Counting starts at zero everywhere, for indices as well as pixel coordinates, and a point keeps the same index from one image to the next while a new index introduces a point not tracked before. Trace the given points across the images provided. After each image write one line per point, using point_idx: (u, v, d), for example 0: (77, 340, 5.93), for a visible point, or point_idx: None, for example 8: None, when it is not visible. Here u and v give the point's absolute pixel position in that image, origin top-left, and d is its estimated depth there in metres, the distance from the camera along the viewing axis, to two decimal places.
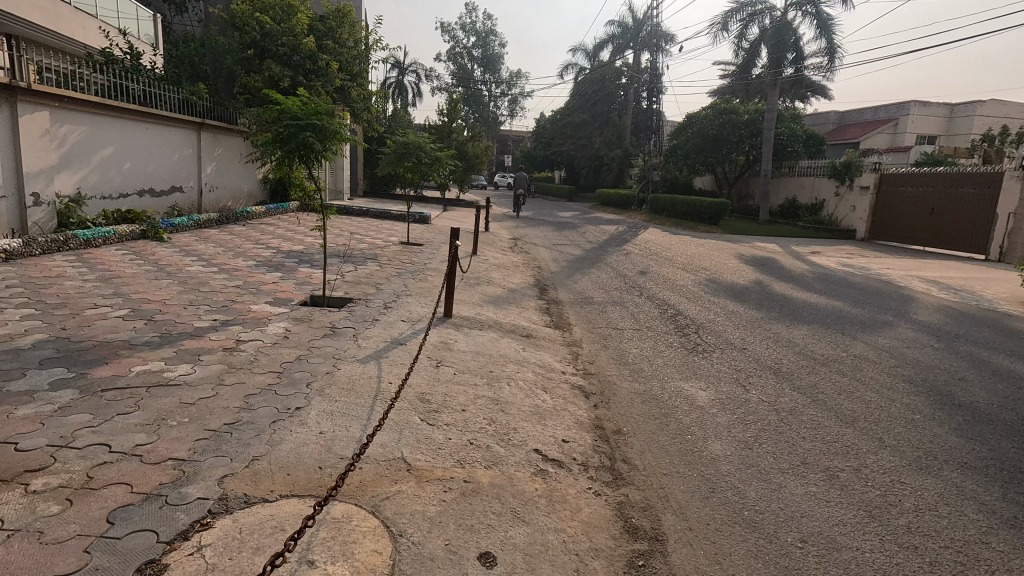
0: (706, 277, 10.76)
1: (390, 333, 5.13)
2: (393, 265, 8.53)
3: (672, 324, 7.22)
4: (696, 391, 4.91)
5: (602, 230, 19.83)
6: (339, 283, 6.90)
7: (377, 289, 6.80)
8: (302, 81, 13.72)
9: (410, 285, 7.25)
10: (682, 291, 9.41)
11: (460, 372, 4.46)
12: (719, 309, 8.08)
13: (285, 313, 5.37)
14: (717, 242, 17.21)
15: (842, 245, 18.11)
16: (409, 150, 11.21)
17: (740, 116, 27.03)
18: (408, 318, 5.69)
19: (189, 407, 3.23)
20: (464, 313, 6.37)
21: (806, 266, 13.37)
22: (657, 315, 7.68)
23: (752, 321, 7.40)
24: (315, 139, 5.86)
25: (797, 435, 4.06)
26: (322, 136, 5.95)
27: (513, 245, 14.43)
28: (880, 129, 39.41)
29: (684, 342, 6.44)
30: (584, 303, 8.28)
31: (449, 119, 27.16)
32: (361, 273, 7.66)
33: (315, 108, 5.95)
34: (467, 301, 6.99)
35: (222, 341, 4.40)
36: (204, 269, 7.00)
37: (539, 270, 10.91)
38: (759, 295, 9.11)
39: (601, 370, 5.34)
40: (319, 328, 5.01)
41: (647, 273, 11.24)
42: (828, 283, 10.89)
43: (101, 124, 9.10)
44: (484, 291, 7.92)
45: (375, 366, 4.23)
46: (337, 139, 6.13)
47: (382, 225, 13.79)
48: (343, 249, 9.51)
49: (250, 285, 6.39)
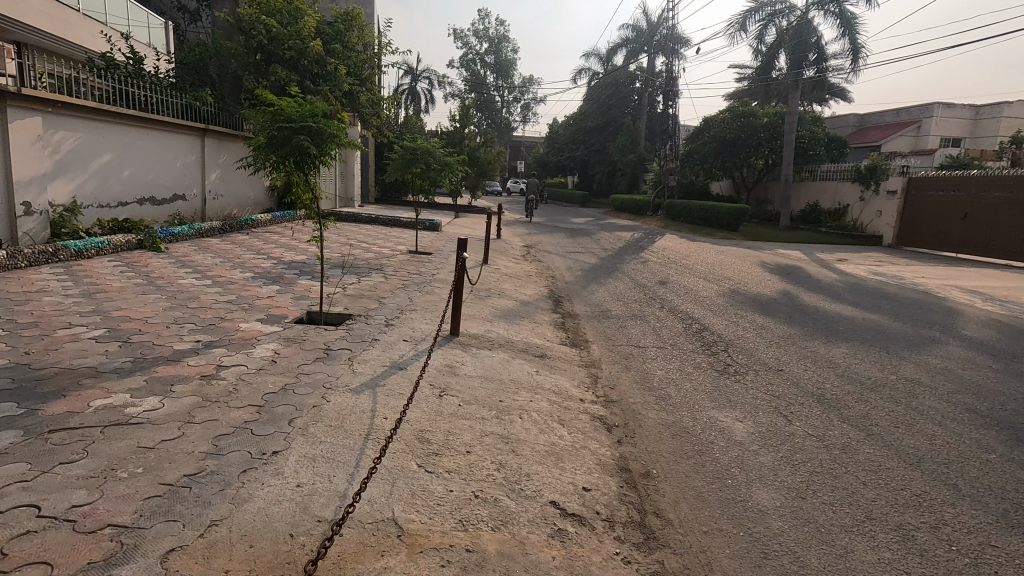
0: (730, 287, 10.19)
1: (390, 356, 4.65)
2: (398, 276, 8.07)
3: (697, 342, 6.65)
4: (733, 423, 4.34)
5: (618, 237, 19.28)
6: (340, 298, 6.45)
7: (380, 304, 6.35)
8: (310, 86, 13.44)
9: (415, 298, 6.78)
10: (705, 303, 8.84)
11: (466, 403, 3.96)
12: (747, 324, 7.51)
13: (276, 333, 4.91)
14: (737, 249, 16.59)
15: (869, 252, 17.35)
16: (417, 155, 10.79)
17: (759, 119, 26.36)
18: (411, 337, 5.21)
19: (143, 455, 2.75)
20: (473, 330, 5.88)
21: (834, 275, 12.70)
22: (680, 331, 7.13)
23: (785, 338, 6.80)
24: (312, 144, 5.43)
25: (856, 481, 3.49)
26: (319, 139, 5.50)
27: (525, 253, 13.96)
28: (902, 132, 38.43)
29: (713, 363, 5.88)
30: (601, 317, 7.75)
31: (461, 125, 26.85)
32: (364, 286, 7.21)
33: (311, 109, 5.51)
34: (477, 317, 6.50)
35: (200, 368, 3.94)
36: (197, 282, 6.59)
37: (553, 280, 10.41)
38: (789, 308, 8.52)
39: (624, 397, 4.80)
40: (312, 351, 4.54)
41: (667, 283, 10.68)
42: (860, 293, 10.25)
43: (99, 130, 8.80)
44: (494, 304, 7.43)
45: (369, 398, 3.73)
46: (336, 143, 5.70)
47: (391, 233, 13.39)
48: (348, 259, 9.09)
49: (243, 300, 5.96)
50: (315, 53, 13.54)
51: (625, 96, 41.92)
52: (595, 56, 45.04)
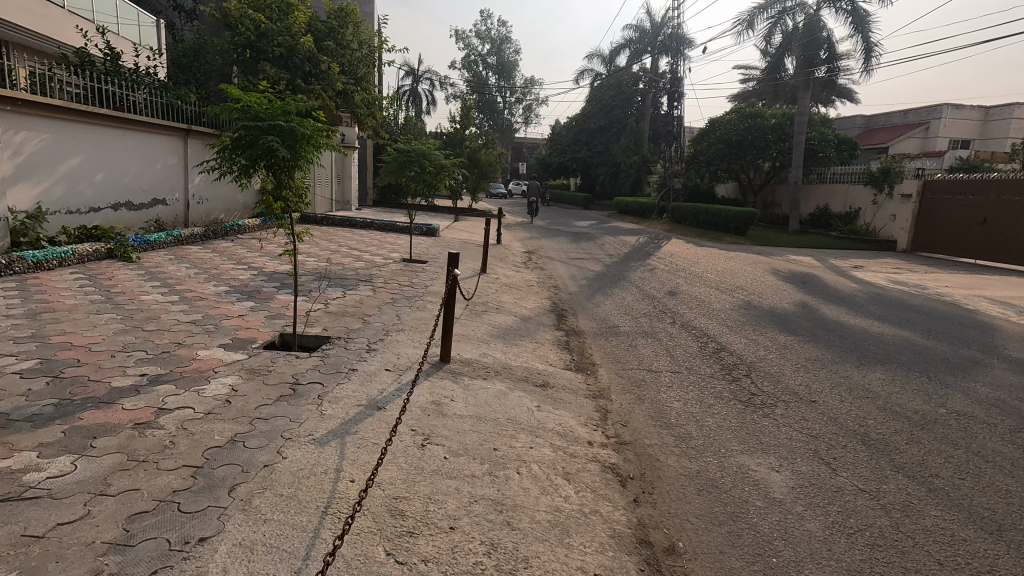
0: (744, 299, 9.54)
1: (367, 391, 4.01)
2: (388, 290, 7.45)
3: (716, 365, 5.99)
4: (768, 474, 3.68)
5: (622, 241, 18.67)
6: (320, 316, 5.82)
7: (364, 324, 5.73)
8: (301, 85, 12.88)
9: (404, 316, 6.15)
10: (719, 317, 8.21)
11: (453, 455, 3.31)
12: (768, 343, 6.86)
13: (238, 363, 4.29)
14: (747, 255, 15.95)
15: (884, 258, 16.69)
16: (411, 159, 10.15)
17: (766, 121, 25.70)
18: (393, 365, 4.58)
19: (23, 550, 2.11)
20: (466, 355, 5.25)
21: (853, 284, 12.03)
22: (695, 351, 6.48)
23: (812, 360, 6.16)
24: (282, 146, 4.77)
25: (930, 560, 2.83)
26: (292, 141, 4.84)
27: (527, 260, 13.33)
28: (909, 134, 37.77)
29: (736, 391, 5.22)
30: (608, 335, 7.11)
31: (462, 126, 26.24)
32: (349, 301, 6.58)
33: (282, 106, 4.82)
34: (472, 337, 5.88)
35: (135, 412, 3.30)
36: (162, 298, 5.97)
37: (555, 290, 9.78)
38: (810, 322, 7.88)
39: (638, 438, 4.15)
40: (276, 387, 3.91)
41: (676, 294, 10.04)
42: (884, 305, 9.59)
43: (68, 130, 8.22)
44: (492, 321, 6.80)
45: (335, 453, 3.09)
46: (312, 144, 5.03)
47: (386, 239, 12.81)
48: (336, 269, 8.48)
49: (209, 319, 5.34)
50: (307, 51, 12.99)
51: (628, 97, 41.32)
52: (598, 57, 44.50)
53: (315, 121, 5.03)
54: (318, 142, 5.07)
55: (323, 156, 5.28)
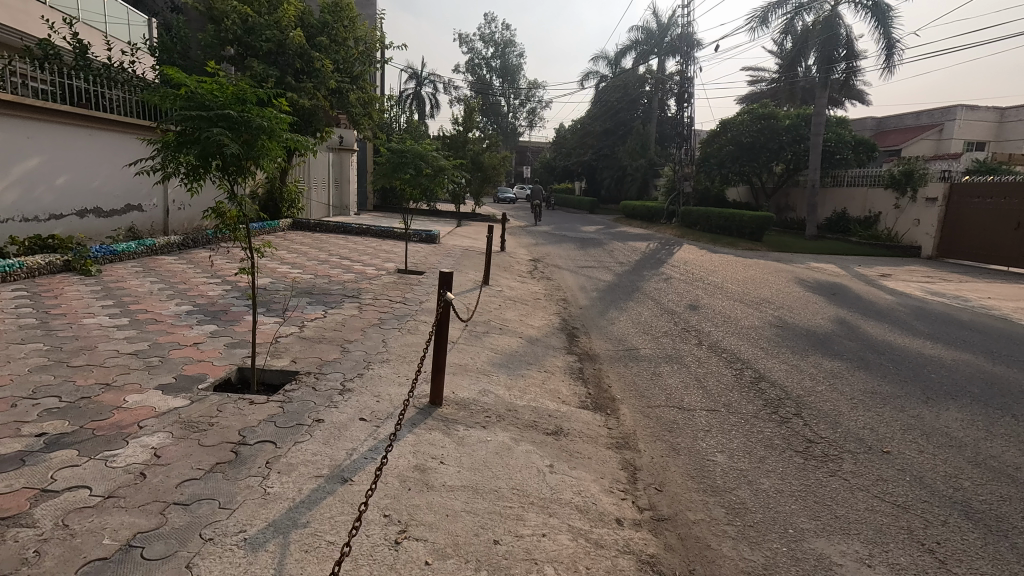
0: (774, 314, 8.62)
1: (332, 453, 3.12)
2: (377, 307, 6.59)
3: (759, 401, 5.09)
4: (859, 570, 2.77)
5: (631, 248, 17.78)
6: (291, 344, 4.94)
7: (344, 353, 4.84)
8: (291, 82, 12.13)
9: (391, 342, 5.28)
10: (749, 336, 7.30)
11: (436, 560, 2.41)
12: (813, 370, 5.95)
13: (174, 413, 3.41)
14: (765, 263, 15.03)
15: (911, 265, 15.74)
16: (407, 159, 9.27)
17: (780, 121, 24.73)
18: (371, 413, 3.69)
19: None
20: (462, 393, 4.35)
21: (886, 296, 11.07)
22: (730, 381, 5.58)
23: (870, 395, 5.25)
24: (232, 143, 3.89)
25: None
26: (247, 137, 4.01)
27: (532, 269, 12.47)
28: (924, 136, 36.72)
29: (790, 438, 4.31)
30: (627, 360, 6.21)
31: (465, 129, 25.42)
32: (330, 323, 5.71)
33: (237, 94, 4.01)
34: (471, 367, 4.99)
35: (4, 498, 2.43)
36: (109, 320, 5.12)
37: (564, 305, 8.90)
38: (853, 342, 6.96)
39: (680, 513, 3.24)
40: (214, 449, 3.02)
41: (697, 308, 9.13)
42: (929, 321, 8.65)
43: (25, 129, 7.42)
44: (493, 345, 5.90)
45: (270, 565, 2.19)
46: (275, 142, 4.21)
47: (381, 247, 11.96)
48: (321, 284, 7.61)
49: (157, 349, 4.48)
50: (297, 47, 12.24)
51: (633, 99, 40.45)
52: (603, 58, 43.68)
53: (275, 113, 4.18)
54: (278, 139, 4.21)
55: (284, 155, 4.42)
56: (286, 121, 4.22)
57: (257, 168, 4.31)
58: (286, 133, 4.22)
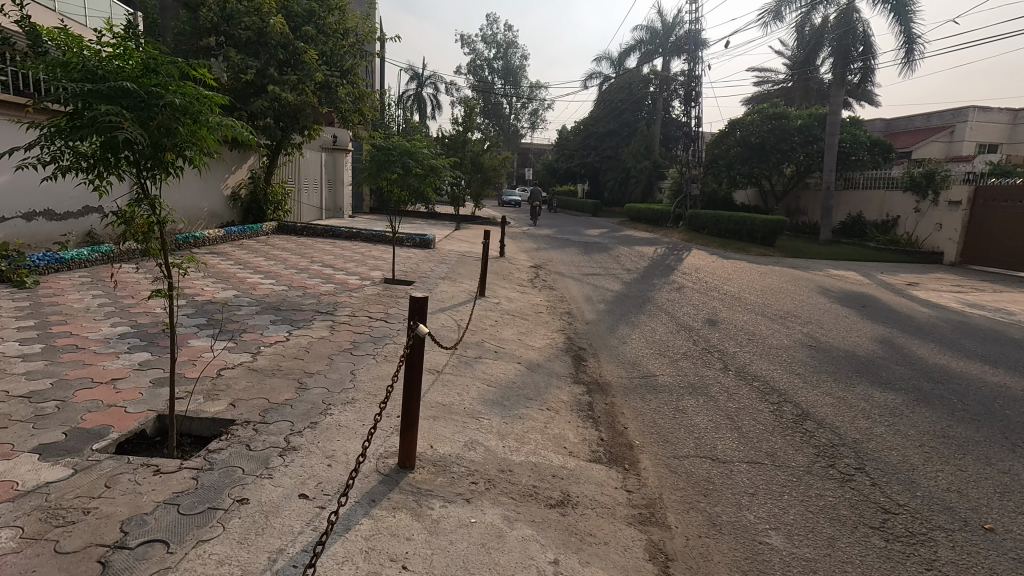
0: (804, 332, 7.70)
1: (245, 563, 2.19)
2: (353, 327, 5.69)
3: (808, 449, 4.14)
4: None
5: (638, 253, 16.87)
6: (238, 379, 4.04)
7: (300, 391, 3.93)
8: (273, 74, 11.41)
9: (362, 375, 4.36)
10: (780, 359, 6.38)
11: None
12: (864, 405, 5.02)
13: (40, 492, 2.50)
14: (782, 270, 14.11)
15: (936, 273, 14.80)
16: (393, 157, 8.32)
17: (792, 121, 23.74)
18: (315, 487, 2.76)
19: None
20: (442, 449, 3.42)
21: (921, 308, 10.13)
22: (769, 422, 4.64)
23: (942, 441, 4.31)
24: (135, 129, 2.86)
25: None
26: (161, 120, 2.99)
27: (533, 277, 11.58)
28: (935, 137, 35.79)
29: (859, 509, 3.36)
30: (643, 392, 5.29)
31: (464, 129, 24.55)
32: (292, 349, 4.81)
33: (146, 65, 3.00)
34: (456, 409, 4.07)
35: None
36: (18, 348, 4.22)
37: (568, 319, 7.99)
38: (903, 368, 6.03)
39: None
40: (72, 560, 2.10)
41: (716, 323, 8.22)
42: (979, 339, 7.71)
43: None
44: (486, 374, 5.00)
45: None
46: (201, 130, 3.21)
47: (370, 253, 11.08)
48: (292, 297, 6.71)
49: (60, 388, 3.57)
50: (281, 36, 11.57)
51: (638, 100, 39.60)
52: (606, 59, 42.90)
53: (200, 91, 3.15)
54: (204, 124, 3.20)
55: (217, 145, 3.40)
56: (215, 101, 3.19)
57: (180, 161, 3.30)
58: (214, 118, 3.19)
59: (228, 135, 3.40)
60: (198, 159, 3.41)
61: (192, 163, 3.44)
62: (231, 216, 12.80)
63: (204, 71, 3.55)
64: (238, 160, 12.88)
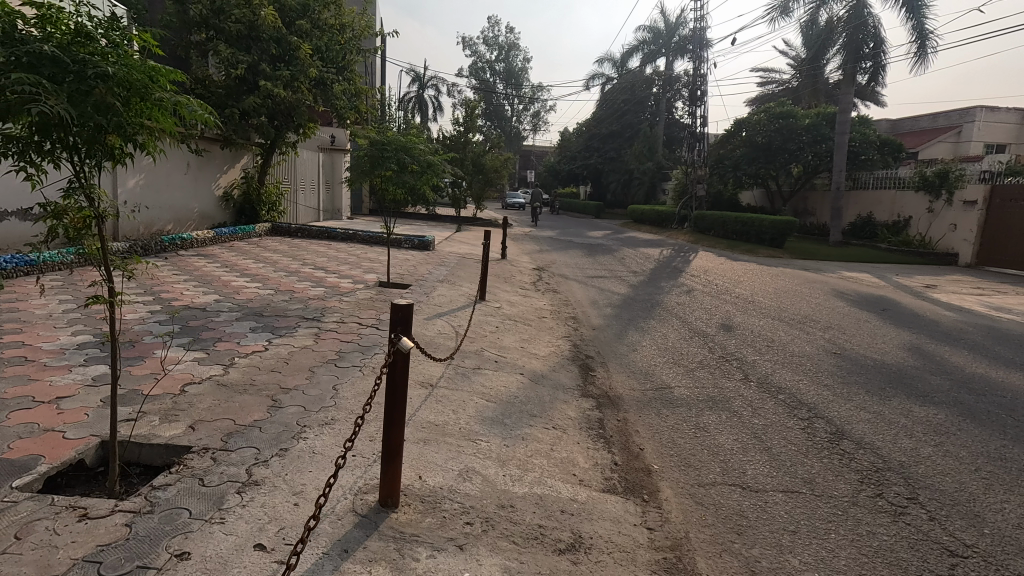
0: (826, 338, 7.20)
1: None
2: (341, 335, 5.21)
3: (850, 475, 3.66)
4: None
5: (643, 255, 16.38)
6: (202, 396, 3.55)
7: (272, 410, 3.45)
8: (265, 69, 10.96)
9: (345, 391, 3.87)
10: (804, 368, 5.88)
11: None
12: (905, 422, 4.53)
13: None
14: (794, 272, 13.61)
15: (953, 275, 14.27)
16: (387, 152, 7.84)
17: (800, 120, 23.23)
18: (275, 536, 2.27)
19: None
20: (432, 482, 2.93)
21: (944, 312, 9.61)
22: (802, 441, 4.14)
23: (1000, 465, 3.81)
24: (59, 102, 2.36)
25: None
26: (93, 95, 2.49)
27: (536, 279, 11.10)
28: (941, 138, 35.28)
29: (922, 552, 2.86)
30: (658, 407, 4.79)
31: (465, 130, 24.14)
32: (270, 360, 4.33)
33: (75, 33, 2.53)
34: (450, 431, 3.57)
35: None
36: None
37: (574, 325, 7.51)
38: (941, 379, 5.52)
39: None
40: None
41: (732, 328, 7.72)
42: (1013, 345, 7.19)
43: None
44: (485, 387, 4.51)
45: None
46: (146, 109, 2.72)
47: (366, 255, 10.61)
48: (276, 302, 6.23)
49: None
50: (273, 30, 11.13)
51: (641, 100, 39.16)
52: (609, 59, 42.47)
53: (145, 64, 2.67)
54: (153, 102, 2.72)
55: (172, 128, 2.92)
56: (164, 75, 2.72)
57: (128, 147, 2.82)
58: (164, 94, 2.71)
59: (185, 116, 2.91)
60: (151, 145, 2.93)
61: (145, 150, 2.97)
62: (223, 217, 12.35)
63: (153, 44, 3.08)
64: (231, 159, 12.44)
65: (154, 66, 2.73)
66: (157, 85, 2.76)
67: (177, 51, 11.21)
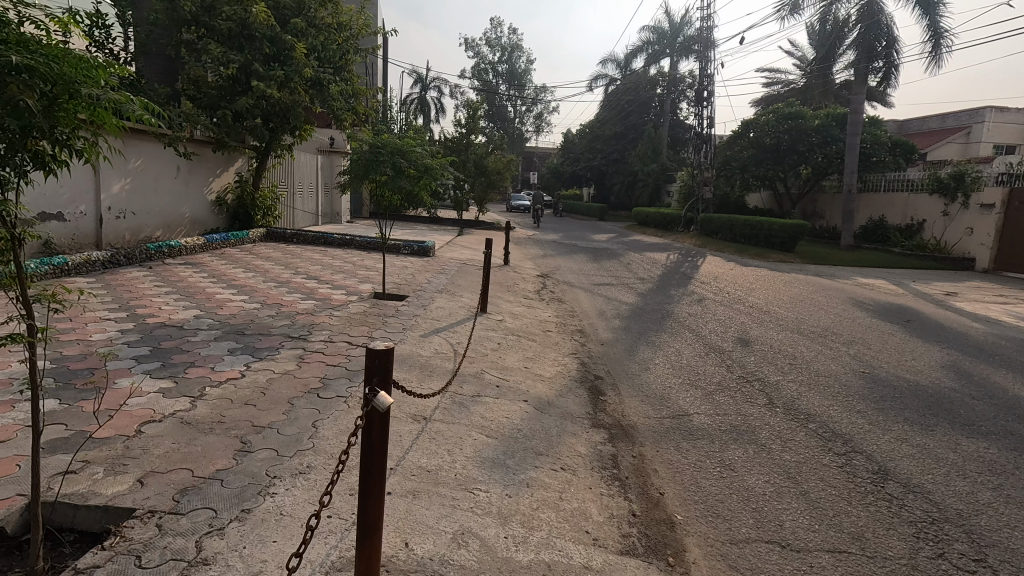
0: (850, 355, 6.71)
1: None
2: (328, 357, 4.74)
3: (903, 528, 3.18)
4: None
5: (650, 260, 15.91)
6: (161, 438, 3.10)
7: (239, 456, 2.98)
8: (258, 68, 10.54)
9: (326, 428, 3.42)
10: (832, 391, 5.40)
11: None
12: (956, 459, 4.04)
13: None
14: (807, 279, 13.11)
15: (972, 281, 13.74)
16: (382, 155, 7.39)
17: (809, 121, 22.73)
18: None
19: None
20: (419, 553, 2.46)
21: (970, 323, 9.09)
22: (842, 483, 3.67)
23: None
24: None
25: None
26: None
27: (540, 287, 10.64)
28: (951, 138, 34.65)
29: None
30: (677, 439, 4.32)
31: (468, 131, 23.72)
32: (245, 390, 3.87)
33: None
34: (444, 480, 3.11)
35: None
36: None
37: (581, 339, 7.05)
38: (985, 406, 5.03)
39: None
40: None
41: (749, 343, 7.23)
42: None
43: None
44: (485, 419, 4.06)
45: None
46: (74, 108, 2.28)
47: (363, 262, 10.17)
48: (261, 318, 5.80)
49: None
50: (267, 28, 10.71)
51: (645, 101, 38.71)
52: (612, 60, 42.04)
53: (74, 57, 2.24)
54: (85, 101, 2.28)
55: (114, 132, 2.48)
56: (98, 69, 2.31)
57: (58, 154, 2.37)
58: (97, 91, 2.27)
59: (128, 118, 2.48)
60: (91, 152, 2.49)
61: (83, 157, 2.52)
62: (216, 222, 11.92)
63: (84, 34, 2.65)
64: (224, 162, 12.00)
65: (86, 59, 2.30)
66: (91, 82, 2.32)
67: (167, 51, 10.78)
